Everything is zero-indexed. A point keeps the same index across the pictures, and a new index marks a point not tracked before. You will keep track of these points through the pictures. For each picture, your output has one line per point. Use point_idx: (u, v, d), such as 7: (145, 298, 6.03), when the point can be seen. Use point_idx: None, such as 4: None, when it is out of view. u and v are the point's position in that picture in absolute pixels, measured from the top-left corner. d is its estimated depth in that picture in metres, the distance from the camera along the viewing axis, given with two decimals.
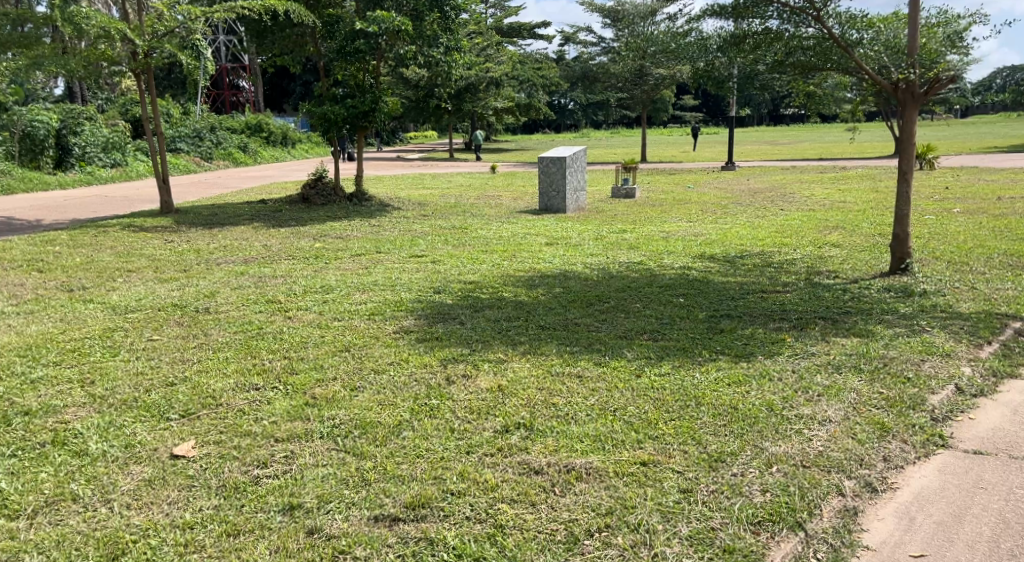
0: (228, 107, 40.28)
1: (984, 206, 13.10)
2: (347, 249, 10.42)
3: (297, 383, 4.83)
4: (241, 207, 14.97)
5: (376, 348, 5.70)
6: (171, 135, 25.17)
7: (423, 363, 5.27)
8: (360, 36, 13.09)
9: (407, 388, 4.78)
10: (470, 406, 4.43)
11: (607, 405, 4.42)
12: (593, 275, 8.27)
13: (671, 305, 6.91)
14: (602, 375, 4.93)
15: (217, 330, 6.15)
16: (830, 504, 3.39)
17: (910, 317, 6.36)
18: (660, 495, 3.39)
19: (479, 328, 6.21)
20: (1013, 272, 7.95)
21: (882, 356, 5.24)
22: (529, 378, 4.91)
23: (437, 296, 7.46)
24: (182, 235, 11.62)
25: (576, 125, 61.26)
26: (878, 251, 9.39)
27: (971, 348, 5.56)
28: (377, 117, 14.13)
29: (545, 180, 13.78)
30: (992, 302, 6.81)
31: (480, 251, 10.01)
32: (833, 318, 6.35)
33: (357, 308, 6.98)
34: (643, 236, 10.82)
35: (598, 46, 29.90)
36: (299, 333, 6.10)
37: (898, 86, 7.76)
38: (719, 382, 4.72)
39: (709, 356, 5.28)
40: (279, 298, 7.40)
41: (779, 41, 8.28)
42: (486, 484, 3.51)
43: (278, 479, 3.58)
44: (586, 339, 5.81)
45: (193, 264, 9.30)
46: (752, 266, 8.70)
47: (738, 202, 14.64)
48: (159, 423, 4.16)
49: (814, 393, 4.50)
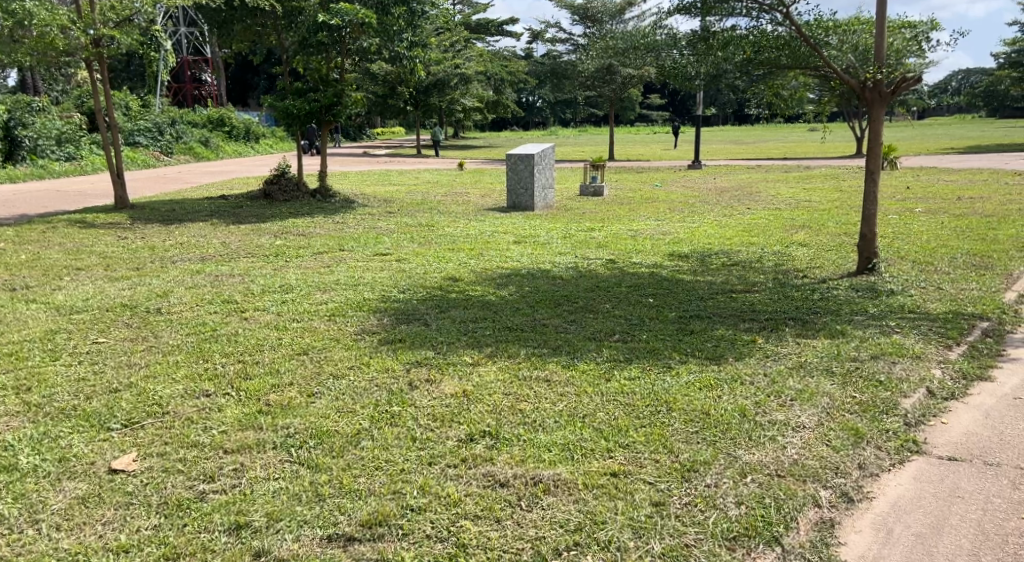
0: (190, 101, 39.46)
1: (946, 206, 13.20)
2: (309, 246, 10.15)
3: (251, 389, 4.61)
4: (200, 203, 14.59)
5: (337, 350, 5.49)
6: (129, 128, 24.54)
7: (385, 367, 5.06)
8: (323, 28, 12.84)
9: (367, 393, 4.58)
10: (433, 413, 4.24)
11: (575, 411, 4.26)
12: (561, 274, 8.12)
13: (640, 305, 6.79)
14: (570, 380, 4.77)
15: (168, 332, 5.89)
16: (806, 516, 3.27)
17: (878, 317, 6.30)
18: (632, 509, 3.24)
19: (444, 330, 6.02)
20: (977, 272, 7.96)
21: (854, 359, 5.14)
22: (494, 383, 4.73)
23: (402, 295, 7.26)
24: (137, 232, 11.26)
25: (544, 122, 61.19)
26: (844, 251, 9.37)
27: (940, 350, 5.50)
28: (341, 112, 13.86)
29: (513, 178, 13.60)
30: (958, 302, 6.78)
31: (447, 249, 9.81)
32: (802, 318, 6.27)
33: (318, 308, 6.75)
34: (612, 235, 10.70)
35: (566, 43, 29.76)
36: (255, 335, 5.87)
37: (865, 85, 7.71)
38: (690, 386, 4.58)
39: (679, 358, 5.16)
40: (235, 298, 7.14)
41: (746, 42, 8.14)
42: (448, 498, 3.33)
43: (224, 494, 3.37)
44: (553, 341, 5.65)
45: (147, 262, 8.99)
46: (720, 265, 8.64)
47: (705, 201, 14.61)
48: (98, 433, 3.91)
49: (787, 398, 4.38)
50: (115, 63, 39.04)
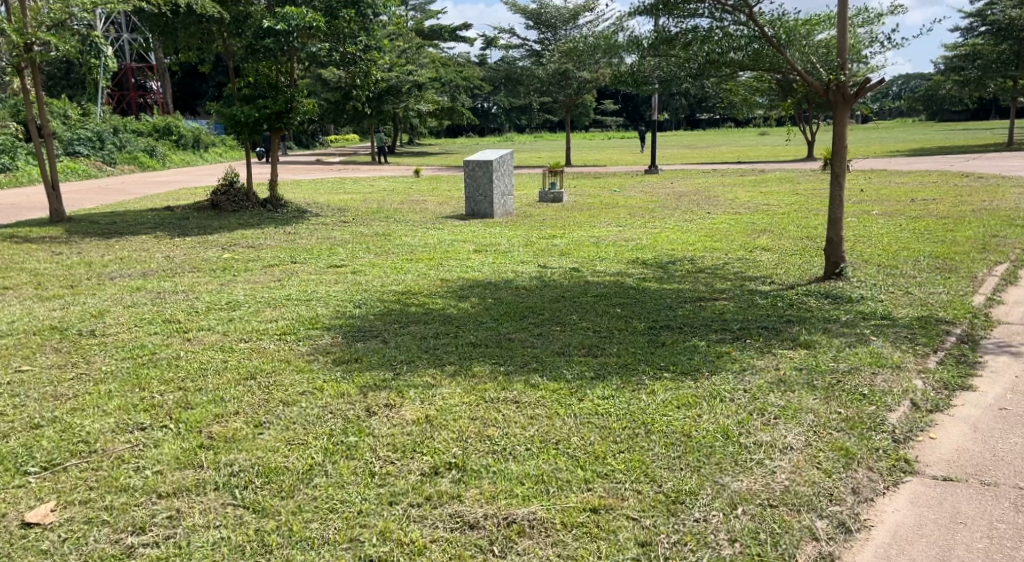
0: (135, 109, 38.53)
1: (901, 209, 13.24)
2: (259, 259, 9.74)
3: (191, 421, 4.25)
4: (143, 215, 14.02)
5: (286, 374, 5.11)
6: (69, 137, 23.70)
7: (339, 391, 4.70)
8: (270, 33, 12.26)
9: (321, 422, 4.24)
10: (393, 444, 3.91)
11: (546, 436, 3.95)
12: (525, 284, 7.81)
13: (608, 316, 6.53)
14: (540, 401, 4.45)
15: (101, 357, 5.51)
16: (804, 553, 3.04)
17: (851, 325, 6.09)
18: (616, 552, 2.99)
19: (403, 347, 5.68)
20: (943, 276, 7.83)
21: (833, 370, 4.88)
22: (458, 407, 4.40)
23: (357, 310, 6.88)
24: (74, 246, 10.72)
25: (499, 129, 60.96)
26: (808, 255, 9.23)
27: (918, 358, 5.23)
28: (293, 118, 13.44)
29: (471, 185, 13.29)
30: (930, 307, 6.61)
31: (405, 259, 9.47)
32: (775, 327, 6.04)
33: (267, 326, 6.36)
34: (573, 242, 10.45)
35: (519, 48, 29.51)
36: (197, 358, 5.49)
37: (828, 86, 7.45)
38: (667, 405, 4.31)
39: (652, 374, 4.88)
40: (177, 317, 6.72)
41: (711, 41, 7.84)
42: (412, 546, 3.02)
43: (157, 548, 3.02)
44: (520, 357, 5.34)
45: (83, 279, 8.53)
46: (686, 272, 8.42)
47: (664, 206, 14.46)
48: (13, 479, 3.54)
49: (770, 416, 4.12)
50: (55, 71, 37.89)
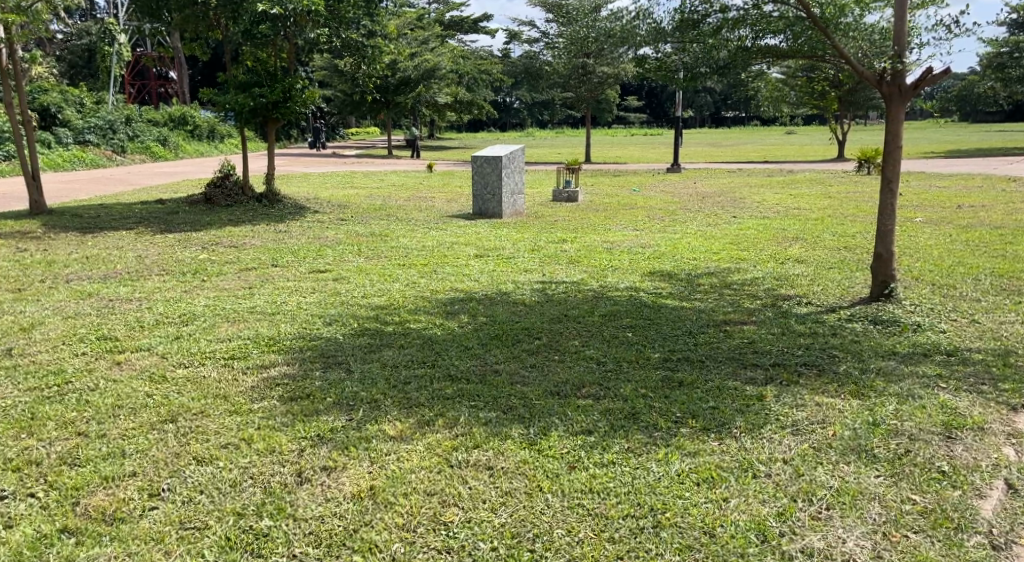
0: (154, 98, 38.16)
1: (948, 216, 12.07)
2: (237, 261, 8.82)
3: (70, 485, 3.35)
4: (131, 208, 13.19)
5: (214, 417, 4.13)
6: (80, 126, 22.92)
7: (271, 446, 3.72)
8: (266, 18, 11.34)
9: (236, 492, 3.31)
10: (317, 534, 3.01)
11: (521, 529, 3.04)
12: (525, 298, 6.83)
13: (616, 341, 5.52)
14: (519, 469, 3.46)
15: (2, 388, 4.59)
16: None
17: (912, 363, 5.02)
18: None
19: (367, 381, 4.69)
20: (1012, 300, 6.74)
21: (898, 432, 3.81)
22: (414, 475, 3.41)
23: (326, 328, 5.92)
24: (44, 241, 9.88)
25: (521, 124, 60.24)
26: (848, 269, 8.17)
27: (1003, 417, 4.11)
28: (292, 108, 12.47)
29: (478, 182, 12.31)
30: (1003, 342, 5.51)
31: (397, 264, 8.54)
32: (817, 365, 4.97)
33: (215, 347, 5.42)
34: (585, 247, 9.44)
35: (540, 42, 28.44)
36: (117, 389, 4.56)
37: (882, 78, 6.28)
38: (683, 479, 3.33)
39: (667, 429, 3.85)
40: (116, 333, 5.79)
41: (741, 27, 6.68)
42: None
43: None
44: (506, 400, 4.31)
45: (35, 283, 7.63)
46: (709, 287, 7.37)
47: (685, 207, 13.46)
48: None
49: (823, 506, 3.14)
50: (75, 58, 37.32)
